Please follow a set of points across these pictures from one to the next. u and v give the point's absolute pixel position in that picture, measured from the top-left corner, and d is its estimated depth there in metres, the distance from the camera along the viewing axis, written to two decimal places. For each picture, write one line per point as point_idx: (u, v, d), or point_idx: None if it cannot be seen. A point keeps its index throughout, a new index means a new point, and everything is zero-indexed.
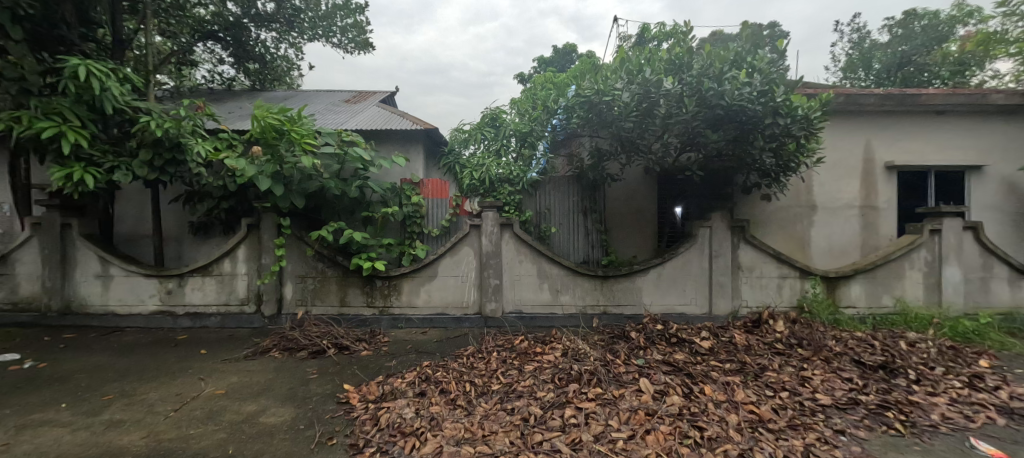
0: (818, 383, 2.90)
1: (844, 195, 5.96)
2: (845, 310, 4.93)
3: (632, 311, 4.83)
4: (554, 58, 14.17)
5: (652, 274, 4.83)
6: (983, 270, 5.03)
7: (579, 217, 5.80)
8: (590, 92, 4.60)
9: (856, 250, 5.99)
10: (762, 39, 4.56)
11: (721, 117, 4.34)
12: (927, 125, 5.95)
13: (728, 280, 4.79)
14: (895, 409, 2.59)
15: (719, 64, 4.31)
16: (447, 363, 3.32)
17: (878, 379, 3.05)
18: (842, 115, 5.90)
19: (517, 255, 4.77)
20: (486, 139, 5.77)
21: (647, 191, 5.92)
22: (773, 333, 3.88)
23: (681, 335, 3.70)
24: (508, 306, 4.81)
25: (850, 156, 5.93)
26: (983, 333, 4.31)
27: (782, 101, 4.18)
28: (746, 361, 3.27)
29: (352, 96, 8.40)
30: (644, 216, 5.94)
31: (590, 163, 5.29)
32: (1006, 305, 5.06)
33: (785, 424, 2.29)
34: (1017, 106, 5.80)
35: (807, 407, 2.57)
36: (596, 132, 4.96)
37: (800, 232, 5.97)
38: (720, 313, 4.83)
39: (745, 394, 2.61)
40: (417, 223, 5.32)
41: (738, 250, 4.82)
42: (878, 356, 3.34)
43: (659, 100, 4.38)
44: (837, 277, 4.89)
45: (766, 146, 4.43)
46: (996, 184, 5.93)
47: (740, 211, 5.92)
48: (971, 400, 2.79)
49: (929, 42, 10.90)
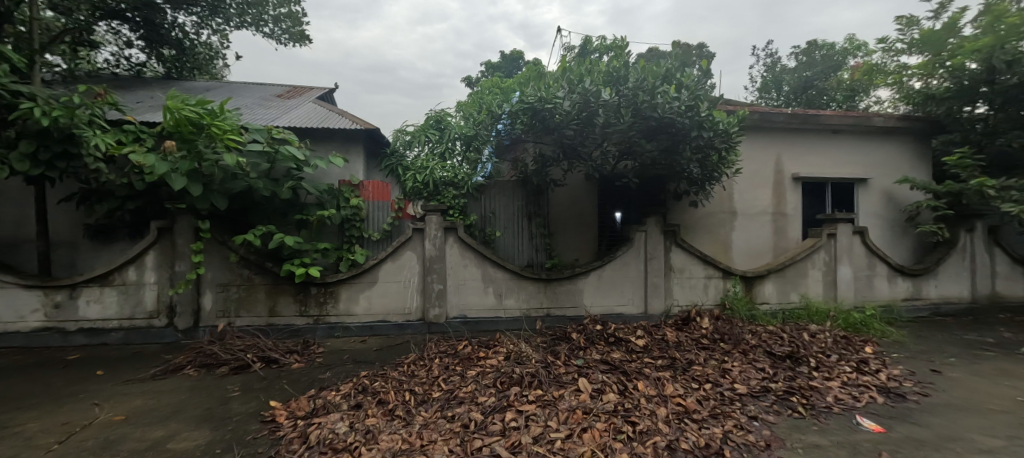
0: (736, 374, 3.18)
1: (760, 203, 6.61)
2: (761, 306, 5.45)
3: (574, 312, 4.98)
4: (501, 63, 14.28)
5: (592, 276, 5.01)
6: (867, 269, 5.82)
7: (523, 221, 5.88)
8: (533, 99, 4.70)
9: (769, 252, 6.66)
10: (690, 58, 4.94)
11: (654, 128, 4.65)
12: (825, 142, 6.77)
13: (662, 281, 5.11)
14: (799, 394, 2.91)
15: (651, 79, 4.59)
16: (387, 371, 3.21)
17: (786, 367, 3.41)
18: (758, 130, 6.54)
19: (462, 259, 4.73)
20: (431, 142, 5.71)
21: (588, 196, 6.15)
22: (699, 329, 4.20)
23: (618, 335, 3.89)
24: (453, 311, 4.74)
25: (764, 168, 6.59)
26: (869, 324, 4.96)
27: (706, 116, 4.55)
28: (676, 357, 3.50)
29: (286, 90, 7.89)
30: (586, 220, 6.16)
31: (533, 168, 5.38)
32: (887, 298, 5.88)
33: (707, 414, 2.48)
34: (893, 128, 6.80)
35: (726, 396, 2.80)
36: (540, 138, 5.08)
37: (723, 236, 6.52)
38: (655, 312, 5.14)
39: (673, 388, 2.79)
40: (356, 228, 5.02)
41: (670, 253, 5.16)
42: (786, 347, 3.74)
43: (598, 110, 4.57)
44: (753, 277, 5.40)
45: (694, 156, 4.78)
46: (878, 194, 6.88)
47: (672, 216, 6.34)
48: (859, 382, 3.20)
49: (827, 69, 12.46)
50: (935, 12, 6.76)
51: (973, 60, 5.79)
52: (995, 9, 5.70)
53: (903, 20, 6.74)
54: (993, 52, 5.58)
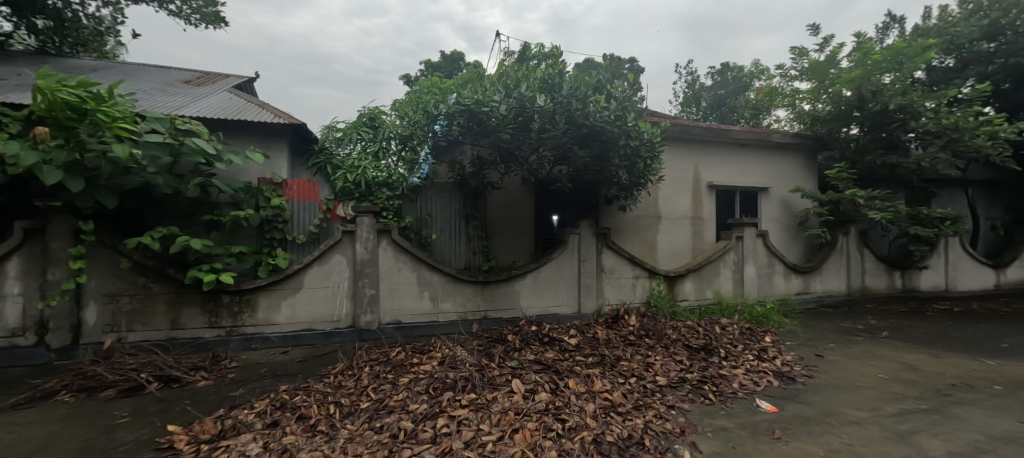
0: (658, 367, 3.42)
1: (681, 208, 7.17)
2: (681, 303, 5.90)
3: (511, 314, 5.03)
4: (441, 63, 14.04)
5: (528, 278, 5.09)
6: (767, 268, 6.56)
7: (461, 223, 5.83)
8: (469, 102, 4.70)
9: (688, 253, 7.26)
10: (620, 71, 5.18)
11: (586, 135, 4.86)
12: (734, 154, 7.53)
13: (594, 281, 5.35)
14: (710, 382, 3.20)
15: (584, 88, 4.77)
16: (311, 384, 3.00)
17: (700, 358, 3.73)
18: (679, 141, 7.10)
19: (395, 263, 4.57)
20: (363, 140, 5.47)
21: (525, 199, 6.26)
22: (627, 326, 4.47)
23: (552, 335, 4.01)
24: (386, 317, 4.56)
25: (684, 175, 7.18)
26: (769, 316, 5.60)
27: (633, 126, 4.85)
28: (605, 353, 3.68)
29: (196, 76, 7.11)
30: (523, 223, 6.26)
31: (470, 170, 5.37)
32: (784, 293, 6.67)
33: (631, 406, 2.64)
34: (788, 144, 7.75)
35: (648, 388, 3.00)
36: (477, 141, 5.08)
37: (649, 238, 6.99)
38: (587, 312, 5.36)
39: (601, 384, 2.94)
40: (278, 229, 4.64)
41: (602, 255, 5.41)
42: (700, 340, 4.09)
43: (534, 115, 4.68)
44: (675, 276, 5.84)
45: (622, 164, 5.08)
46: (777, 201, 7.80)
47: (604, 220, 6.66)
48: (759, 368, 3.61)
49: (737, 89, 13.95)
50: (820, 46, 7.81)
51: (848, 88, 6.81)
52: (863, 47, 6.61)
53: (796, 50, 7.72)
54: (861, 83, 6.63)
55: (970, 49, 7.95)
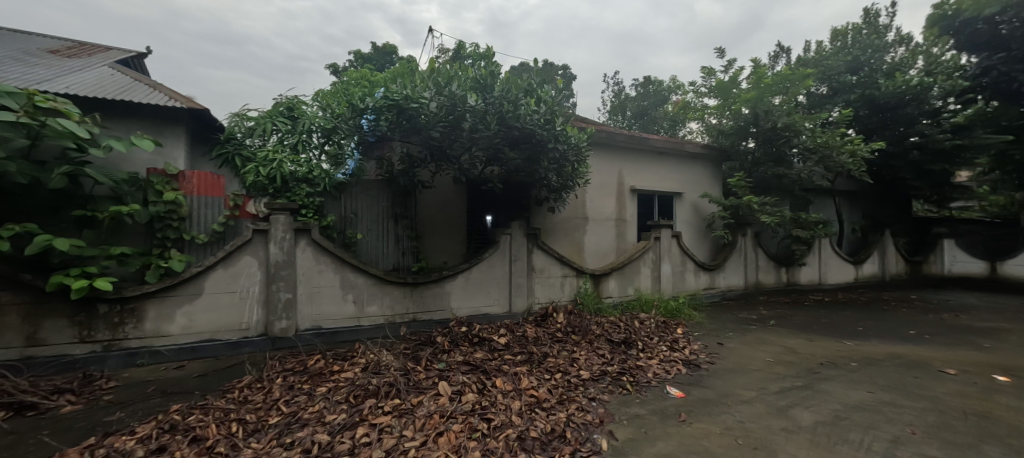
0: (582, 362, 3.59)
1: (606, 210, 7.59)
2: (606, 300, 6.24)
3: (441, 316, 4.92)
4: (372, 54, 13.37)
5: (459, 278, 5.02)
6: (680, 266, 7.18)
7: (389, 223, 5.59)
8: (398, 97, 4.52)
9: (612, 252, 7.70)
10: (548, 77, 5.41)
11: (517, 137, 4.94)
12: (653, 160, 8.12)
13: (524, 281, 5.45)
14: (628, 373, 3.42)
15: (515, 91, 4.84)
16: (210, 401, 2.69)
17: (620, 351, 3.97)
18: (604, 147, 7.51)
19: (315, 264, 4.25)
20: (280, 131, 5.00)
21: (457, 199, 6.22)
22: (555, 324, 4.63)
23: (482, 335, 4.02)
24: (304, 323, 4.22)
25: (609, 179, 7.60)
26: (681, 310, 6.14)
27: (560, 130, 5.06)
28: (533, 351, 3.77)
29: (67, 46, 6.03)
30: (455, 222, 6.22)
31: (400, 168, 5.19)
32: (694, 288, 7.34)
33: (555, 401, 2.73)
34: (698, 153, 8.55)
35: (572, 382, 3.12)
36: (406, 137, 4.93)
37: (577, 238, 7.30)
38: (518, 310, 5.44)
39: (528, 381, 3.00)
40: (173, 227, 4.07)
41: (532, 255, 5.54)
42: (621, 334, 4.37)
43: (465, 115, 4.66)
44: (600, 275, 6.16)
45: (551, 167, 5.23)
46: (689, 205, 8.56)
47: (535, 221, 6.82)
48: (671, 358, 3.94)
49: (658, 101, 15.13)
50: (724, 67, 8.77)
51: (746, 106, 7.76)
52: (758, 71, 7.56)
53: (705, 70, 8.56)
54: (756, 103, 7.58)
55: (838, 80, 9.43)
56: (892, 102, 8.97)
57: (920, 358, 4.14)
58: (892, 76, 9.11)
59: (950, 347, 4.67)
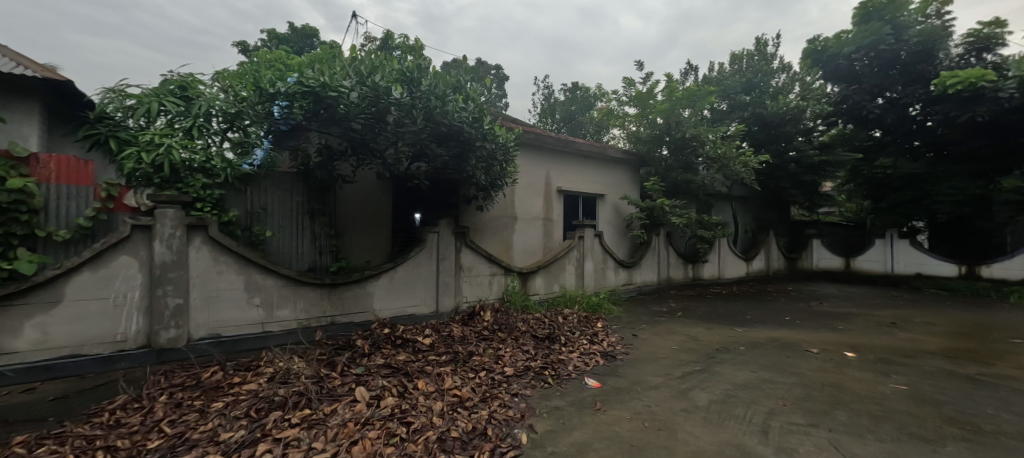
0: (507, 359, 3.64)
1: (534, 210, 7.77)
2: (532, 297, 6.39)
3: (362, 318, 4.65)
4: (291, 36, 12.24)
5: (383, 278, 4.78)
6: (602, 263, 7.60)
7: (305, 219, 5.15)
8: (315, 83, 4.18)
9: (540, 251, 7.92)
10: (478, 74, 5.37)
11: (445, 134, 4.87)
12: (578, 163, 8.48)
13: (451, 280, 5.38)
14: (550, 367, 3.54)
15: (443, 87, 4.77)
16: (69, 428, 2.27)
17: (544, 347, 4.10)
18: (533, 149, 7.68)
19: (214, 265, 3.75)
20: (169, 113, 4.19)
21: (381, 196, 5.97)
22: (481, 323, 4.66)
23: (406, 336, 3.90)
24: (199, 331, 3.70)
25: (537, 180, 7.79)
26: (601, 304, 6.51)
27: (489, 129, 5.07)
28: (459, 350, 3.74)
29: None
30: (379, 220, 5.96)
31: (317, 160, 4.82)
32: (613, 284, 7.81)
33: (479, 399, 2.73)
34: (619, 158, 9.10)
35: (496, 380, 3.15)
36: (324, 127, 4.59)
37: (506, 237, 7.39)
38: (445, 310, 5.35)
39: (452, 381, 2.97)
40: (22, 222, 3.32)
41: (460, 253, 5.49)
42: (545, 330, 4.51)
43: (390, 108, 4.46)
44: (527, 273, 6.30)
45: (480, 165, 5.21)
46: (610, 206, 9.08)
47: (464, 219, 6.77)
48: (590, 350, 4.15)
49: (584, 107, 15.89)
50: (643, 79, 9.47)
51: (660, 116, 8.51)
52: (671, 85, 8.31)
53: (626, 80, 9.14)
54: (669, 114, 8.36)
55: (736, 99, 10.72)
56: (776, 120, 10.36)
57: (793, 340, 4.84)
58: (776, 98, 10.55)
59: (816, 330, 5.52)
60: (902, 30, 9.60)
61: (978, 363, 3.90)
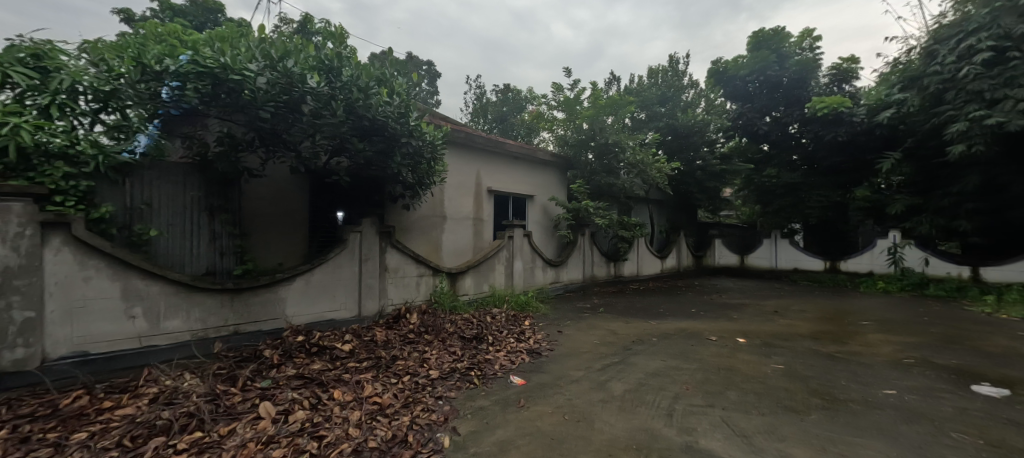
0: (433, 361, 3.56)
1: (464, 210, 7.70)
2: (461, 297, 6.32)
3: (272, 325, 4.21)
4: (189, 9, 10.67)
5: (298, 281, 4.40)
6: (530, 263, 7.76)
7: (202, 217, 4.54)
8: (213, 64, 3.68)
9: (469, 251, 7.86)
10: (404, 67, 5.16)
11: (368, 129, 4.63)
12: (508, 164, 8.56)
13: (376, 281, 5.12)
14: (476, 368, 3.52)
15: (366, 78, 4.51)
16: None
17: (471, 347, 4.08)
18: (463, 148, 7.62)
19: (80, 270, 3.12)
20: (18, 85, 3.21)
21: (294, 193, 5.51)
22: (407, 326, 4.51)
23: (322, 343, 3.64)
24: (59, 349, 3.05)
25: (467, 180, 7.73)
26: (529, 303, 6.66)
27: (415, 125, 4.90)
28: (381, 355, 3.58)
29: None
30: (293, 218, 5.51)
31: (217, 150, 4.29)
32: (542, 282, 8.02)
33: (400, 405, 2.64)
34: (547, 160, 9.35)
35: (420, 383, 3.07)
36: (227, 114, 4.12)
37: (435, 236, 7.24)
38: (368, 314, 5.06)
39: (372, 388, 2.83)
40: None
41: (384, 254, 5.25)
42: (473, 330, 4.49)
43: (305, 97, 4.12)
44: (456, 273, 6.22)
45: (404, 162, 5.00)
46: (539, 207, 9.30)
47: (389, 218, 6.49)
48: (517, 348, 4.21)
49: (515, 109, 16.18)
50: (570, 86, 9.90)
51: (586, 121, 9.05)
52: (596, 93, 8.80)
53: (555, 85, 9.46)
54: (594, 120, 8.95)
55: (653, 109, 11.65)
56: (687, 130, 11.39)
57: (696, 330, 5.37)
58: (686, 111, 11.64)
59: (716, 320, 6.18)
60: (784, 59, 11.14)
61: (835, 343, 4.64)
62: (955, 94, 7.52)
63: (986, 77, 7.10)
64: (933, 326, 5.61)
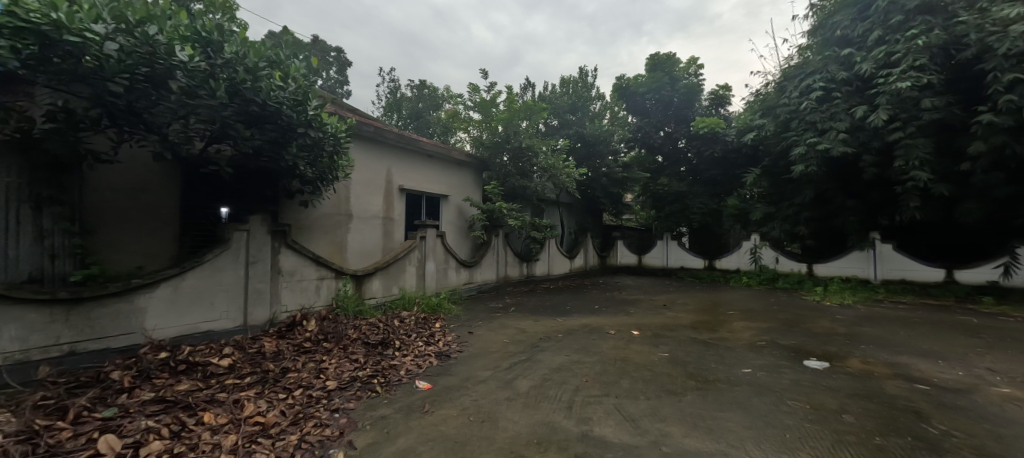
0: (330, 371, 3.29)
1: (372, 208, 7.29)
2: (368, 301, 5.97)
3: (125, 342, 3.52)
4: None
5: (163, 289, 3.74)
6: (443, 263, 7.62)
7: (25, 211, 3.58)
8: (39, 19, 2.89)
9: (378, 252, 7.46)
10: (302, 50, 4.70)
11: (257, 115, 4.13)
12: (421, 162, 8.31)
13: (265, 287, 4.57)
14: (380, 375, 3.34)
15: (254, 57, 4.01)
16: None
17: (376, 353, 3.85)
18: (372, 142, 7.21)
19: None
20: None
21: (160, 184, 4.69)
22: (303, 334, 4.12)
23: (194, 359, 3.16)
24: None
25: (376, 177, 7.33)
26: (441, 305, 6.53)
27: (314, 115, 4.48)
28: (269, 367, 3.22)
29: None
30: (157, 214, 4.69)
31: (47, 128, 3.45)
32: (455, 283, 7.92)
33: (288, 422, 2.40)
34: (462, 161, 9.28)
35: (314, 397, 2.81)
36: (63, 84, 3.32)
37: (339, 237, 6.73)
38: (255, 323, 4.49)
39: (254, 406, 2.54)
40: None
41: (277, 255, 4.72)
42: (379, 335, 4.25)
43: (174, 72, 3.54)
44: (362, 275, 5.85)
45: (300, 155, 4.55)
46: (453, 207, 9.18)
47: (284, 216, 5.88)
48: (425, 352, 4.07)
49: (430, 106, 15.88)
50: (486, 88, 9.97)
51: (502, 124, 9.19)
52: (511, 97, 8.99)
53: (471, 86, 9.45)
54: (508, 123, 9.10)
55: (564, 118, 12.49)
56: (594, 138, 12.24)
57: (598, 325, 5.75)
58: (593, 121, 12.50)
59: (616, 314, 6.69)
60: (675, 81, 12.53)
61: (709, 331, 5.33)
62: (798, 123, 9.14)
63: (819, 111, 8.74)
64: (780, 313, 6.75)
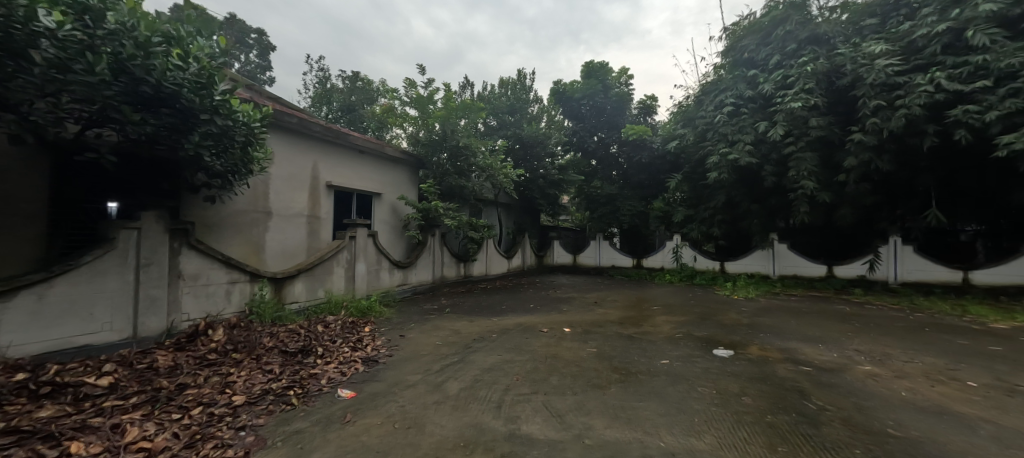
0: (238, 385, 2.98)
1: (296, 205, 6.77)
2: (288, 306, 5.51)
3: None
4: None
5: (24, 298, 3.15)
6: (375, 264, 7.27)
7: None
8: None
9: (302, 253, 6.93)
10: (211, 27, 4.20)
11: (150, 97, 3.62)
12: (353, 158, 7.88)
13: (162, 293, 4.02)
14: (297, 386, 3.09)
15: (146, 31, 3.51)
16: None
17: (294, 362, 3.56)
18: (295, 135, 6.70)
19: None
20: None
21: (22, 173, 3.94)
22: (207, 345, 3.69)
23: (63, 380, 2.69)
24: None
25: (300, 171, 6.83)
26: (371, 308, 6.21)
27: (222, 101, 4.02)
28: (162, 384, 2.84)
29: None
30: (17, 209, 3.92)
31: None
32: (387, 285, 7.60)
33: (181, 446, 2.14)
34: (398, 158, 8.95)
35: (216, 414, 2.52)
36: None
37: (256, 236, 6.15)
38: (148, 335, 3.93)
39: (138, 431, 2.22)
40: None
41: (178, 257, 4.18)
42: (298, 343, 3.94)
43: (37, 41, 2.99)
44: (281, 278, 5.38)
45: (205, 144, 4.06)
46: (387, 206, 8.81)
47: (188, 213, 5.23)
48: (350, 359, 3.84)
49: (364, 99, 15.21)
50: (424, 85, 9.71)
51: (439, 122, 9.01)
52: (448, 95, 8.85)
53: (408, 81, 9.14)
54: (445, 121, 8.95)
55: (502, 118, 12.71)
56: (532, 139, 12.50)
57: (532, 323, 5.84)
58: (531, 123, 12.77)
59: (549, 312, 6.85)
60: (608, 88, 13.14)
61: (634, 326, 5.66)
62: (713, 134, 10.05)
63: (729, 124, 9.68)
64: (696, 307, 7.37)
